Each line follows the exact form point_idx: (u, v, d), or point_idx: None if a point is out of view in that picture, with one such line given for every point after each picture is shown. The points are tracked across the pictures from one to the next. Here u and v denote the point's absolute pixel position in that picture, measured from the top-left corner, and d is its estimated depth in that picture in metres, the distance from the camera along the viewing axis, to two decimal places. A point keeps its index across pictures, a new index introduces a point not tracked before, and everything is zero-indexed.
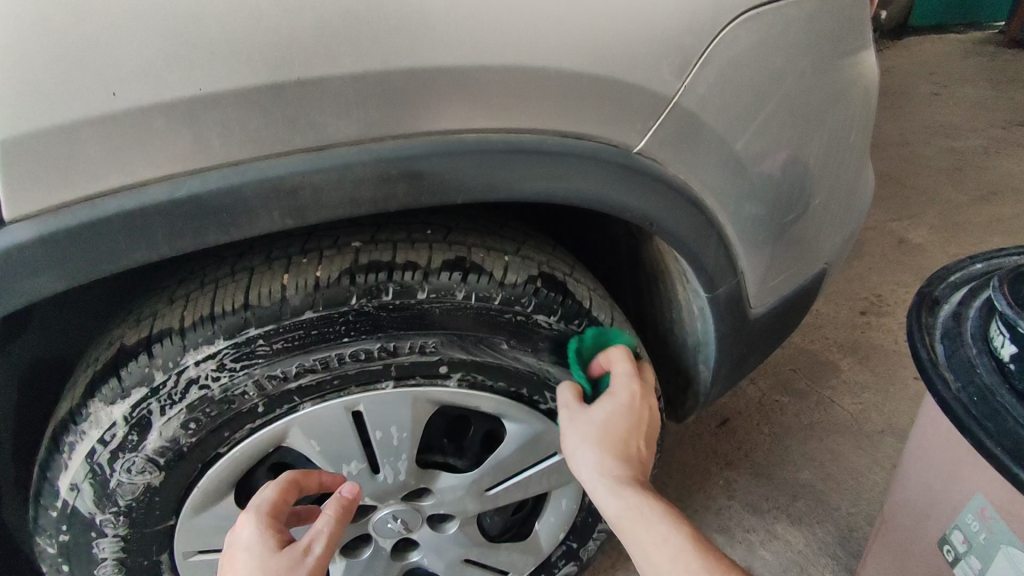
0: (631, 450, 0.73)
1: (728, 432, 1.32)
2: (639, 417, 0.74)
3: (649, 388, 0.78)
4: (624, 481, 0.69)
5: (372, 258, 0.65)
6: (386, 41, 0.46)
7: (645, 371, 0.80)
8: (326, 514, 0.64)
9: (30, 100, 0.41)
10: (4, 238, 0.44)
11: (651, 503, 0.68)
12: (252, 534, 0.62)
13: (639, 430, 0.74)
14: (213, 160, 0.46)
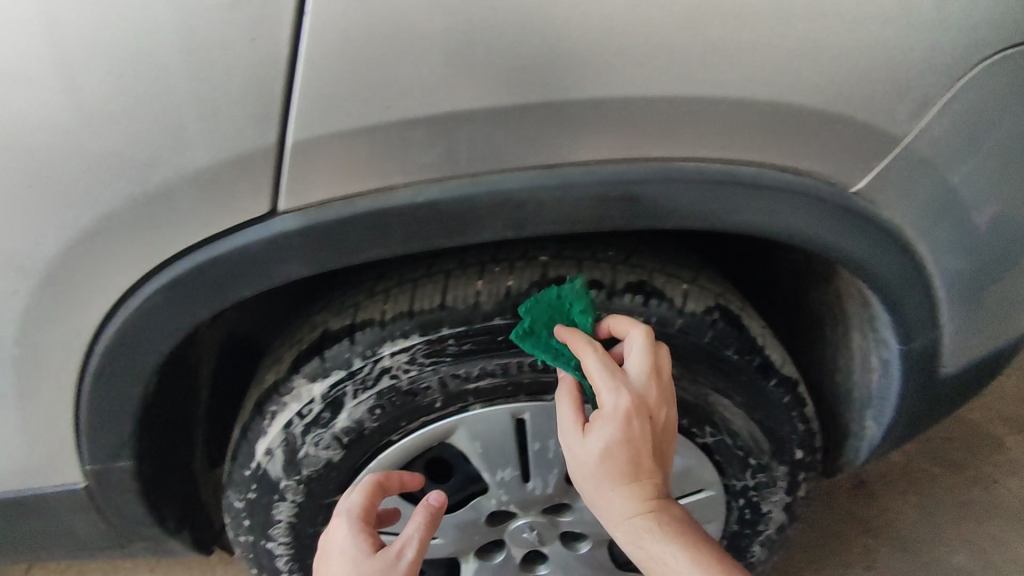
0: (647, 480, 0.62)
1: (868, 495, 1.22)
2: (647, 433, 0.61)
3: (666, 381, 0.63)
4: (640, 522, 0.62)
5: (559, 273, 0.67)
6: (628, 71, 0.48)
7: (638, 355, 0.62)
8: (416, 518, 0.63)
9: (322, 109, 0.46)
10: (275, 226, 0.51)
11: (676, 544, 0.61)
12: (346, 536, 0.64)
13: (646, 452, 0.62)
14: (456, 171, 0.50)
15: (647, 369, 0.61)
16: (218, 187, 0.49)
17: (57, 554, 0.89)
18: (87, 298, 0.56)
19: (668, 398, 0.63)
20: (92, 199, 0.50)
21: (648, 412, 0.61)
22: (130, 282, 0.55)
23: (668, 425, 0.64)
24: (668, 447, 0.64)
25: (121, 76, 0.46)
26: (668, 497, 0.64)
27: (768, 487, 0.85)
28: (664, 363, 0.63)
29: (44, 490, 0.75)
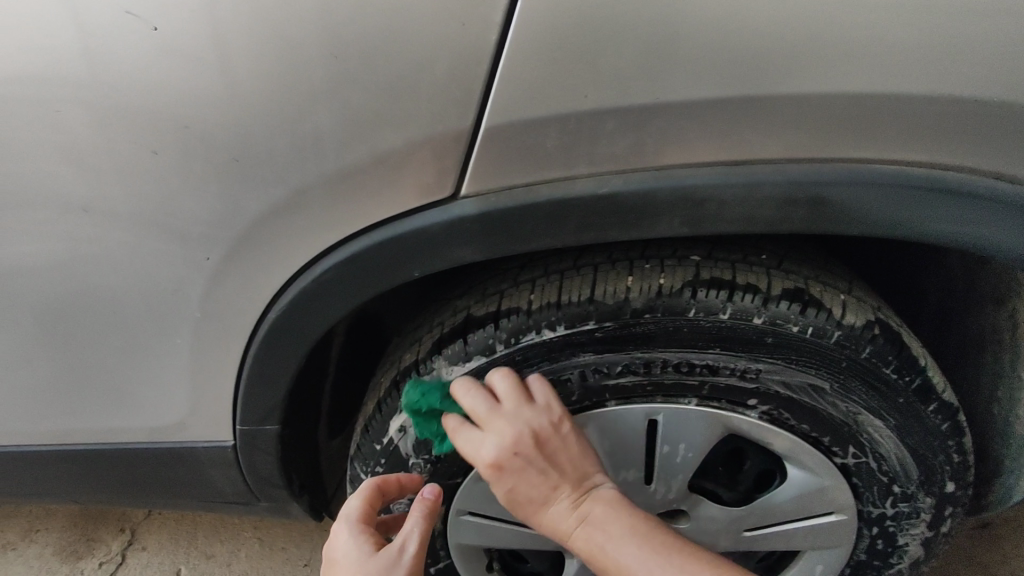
0: (559, 496, 0.66)
1: (993, 539, 1.12)
2: (526, 458, 0.65)
3: (511, 407, 0.65)
4: (570, 534, 0.66)
5: (713, 274, 0.65)
6: (839, 65, 0.45)
7: (470, 406, 0.66)
8: (414, 514, 0.70)
9: (520, 96, 0.47)
10: (455, 210, 0.52)
11: (606, 544, 0.64)
12: (348, 538, 0.69)
13: (534, 477, 0.66)
14: (640, 165, 0.50)
15: (484, 407, 0.65)
16: (411, 167, 0.51)
17: (193, 506, 0.96)
18: (268, 268, 0.60)
19: (526, 417, 0.65)
20: (286, 175, 0.53)
21: (510, 448, 0.65)
22: (311, 256, 0.58)
23: (546, 436, 0.66)
24: (567, 457, 0.66)
25: (331, 58, 0.48)
26: (588, 500, 0.66)
27: (908, 518, 0.80)
28: (503, 391, 0.66)
29: (197, 443, 0.81)
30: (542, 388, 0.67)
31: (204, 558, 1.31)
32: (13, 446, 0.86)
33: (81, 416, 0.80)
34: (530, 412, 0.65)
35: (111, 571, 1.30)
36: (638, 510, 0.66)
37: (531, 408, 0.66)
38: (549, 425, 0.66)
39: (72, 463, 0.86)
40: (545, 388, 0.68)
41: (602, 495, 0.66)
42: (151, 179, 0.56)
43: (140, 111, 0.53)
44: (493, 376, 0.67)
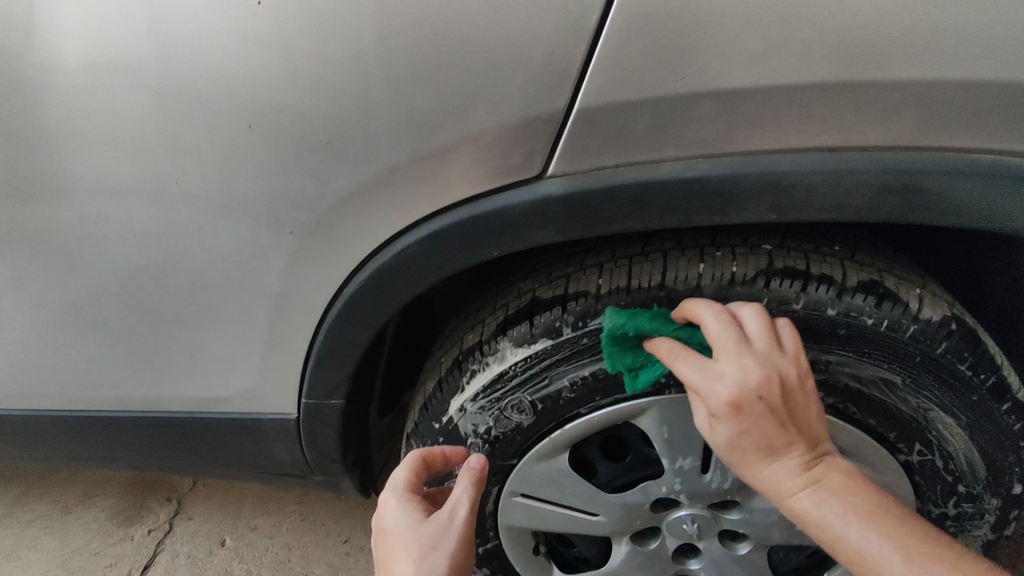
0: (790, 450, 0.58)
1: None
2: (764, 408, 0.55)
3: (768, 349, 0.57)
4: (832, 504, 0.57)
5: (786, 263, 0.65)
6: (943, 50, 0.45)
7: (715, 330, 0.58)
8: (462, 482, 0.68)
9: (616, 76, 0.48)
10: (539, 189, 0.53)
11: (831, 508, 0.56)
12: (396, 507, 0.69)
13: (771, 429, 0.56)
14: (731, 149, 0.50)
15: (734, 342, 0.57)
16: (502, 144, 0.52)
17: (248, 479, 0.98)
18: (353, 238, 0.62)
19: (775, 361, 0.56)
20: (380, 149, 0.55)
21: (755, 390, 0.55)
22: (395, 230, 0.60)
23: (794, 386, 0.57)
24: (806, 415, 0.58)
25: (434, 40, 0.51)
26: (820, 465, 0.58)
27: (971, 519, 0.78)
28: (754, 331, 0.58)
29: (262, 416, 0.83)
30: (789, 334, 0.59)
31: (249, 530, 1.34)
32: (87, 411, 0.89)
33: (155, 384, 0.83)
34: (779, 359, 0.56)
35: (160, 537, 1.34)
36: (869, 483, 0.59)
37: (783, 355, 0.57)
38: (792, 377, 0.57)
39: (140, 430, 0.89)
40: (793, 333, 0.59)
41: (834, 462, 0.59)
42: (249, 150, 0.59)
43: (246, 88, 0.56)
44: (743, 312, 0.59)
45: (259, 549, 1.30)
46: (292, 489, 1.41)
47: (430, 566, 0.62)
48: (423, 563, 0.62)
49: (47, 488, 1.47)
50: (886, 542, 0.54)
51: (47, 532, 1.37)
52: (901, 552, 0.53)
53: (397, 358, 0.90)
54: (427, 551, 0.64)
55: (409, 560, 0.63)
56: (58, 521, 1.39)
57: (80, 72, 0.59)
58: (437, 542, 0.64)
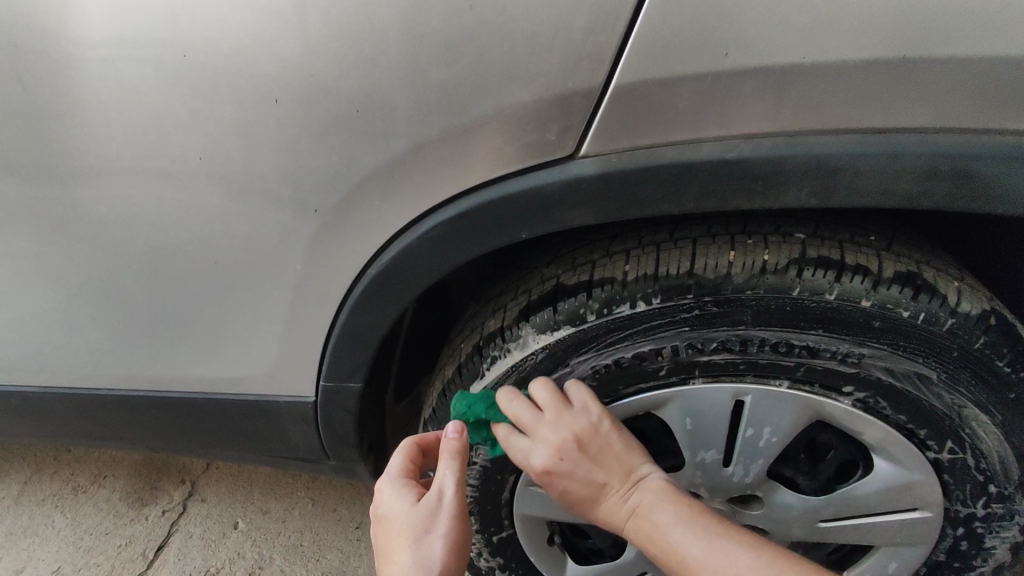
0: (608, 492, 0.65)
1: None
2: (567, 464, 0.64)
3: (555, 411, 0.66)
4: (653, 530, 0.61)
5: (821, 253, 0.63)
6: (995, 30, 0.44)
7: (512, 407, 0.68)
8: (446, 460, 0.67)
9: (660, 52, 0.48)
10: (573, 168, 0.53)
11: (659, 529, 0.61)
12: (392, 494, 0.69)
13: (583, 478, 0.65)
14: (774, 129, 0.49)
15: (528, 416, 0.66)
16: (539, 121, 0.52)
17: (261, 463, 0.97)
18: (382, 216, 0.62)
19: (566, 422, 0.65)
20: (415, 125, 0.55)
21: (554, 453, 0.64)
22: (425, 209, 0.60)
23: (586, 437, 0.65)
24: (612, 454, 0.65)
25: (472, 17, 0.50)
26: (635, 491, 0.64)
27: (1000, 520, 0.76)
28: (543, 398, 0.67)
29: (279, 397, 0.83)
30: (581, 393, 0.68)
31: (259, 513, 1.34)
32: (104, 390, 0.89)
33: (172, 364, 0.83)
34: (569, 417, 0.65)
35: (173, 518, 1.34)
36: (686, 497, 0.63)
37: (569, 412, 0.66)
38: (583, 426, 0.66)
39: (156, 410, 0.89)
40: (585, 390, 0.68)
41: (650, 485, 0.63)
42: (281, 125, 0.58)
43: (274, 63, 0.56)
44: (534, 386, 0.68)
45: (270, 533, 1.30)
46: (302, 476, 1.41)
47: (425, 550, 0.63)
48: (417, 548, 0.63)
49: (60, 468, 1.48)
50: (702, 544, 0.58)
51: (60, 512, 1.38)
52: (701, 547, 0.58)
53: (412, 345, 0.88)
54: (421, 535, 0.64)
55: (405, 546, 0.64)
56: (72, 501, 1.40)
57: (115, 41, 0.58)
58: (430, 524, 0.65)
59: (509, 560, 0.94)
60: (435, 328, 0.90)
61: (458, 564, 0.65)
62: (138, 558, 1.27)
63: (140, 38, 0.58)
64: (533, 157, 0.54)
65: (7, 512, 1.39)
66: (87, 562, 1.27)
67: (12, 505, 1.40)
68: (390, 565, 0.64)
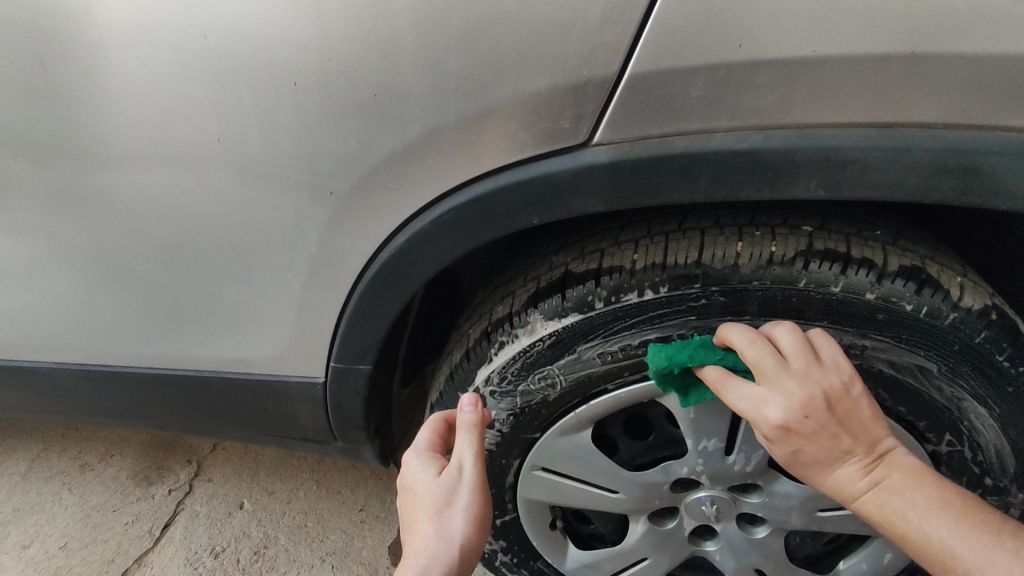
0: (849, 460, 0.65)
1: None
2: (811, 420, 0.62)
3: (805, 365, 0.62)
4: (885, 493, 0.64)
5: (827, 245, 0.64)
6: (1006, 27, 0.45)
7: (749, 350, 0.63)
8: (466, 436, 0.69)
9: (676, 42, 0.49)
10: (587, 156, 0.54)
11: (902, 511, 0.63)
12: (416, 467, 0.72)
13: (825, 441, 0.64)
14: (784, 121, 0.50)
15: (773, 364, 0.62)
16: (554, 109, 0.53)
17: (269, 443, 0.99)
18: (397, 200, 0.63)
19: (815, 379, 0.62)
20: (433, 110, 0.56)
21: (799, 409, 0.62)
22: (439, 194, 0.61)
23: (838, 397, 0.63)
24: (860, 422, 0.64)
25: (493, 5, 0.51)
26: (881, 464, 0.64)
27: (994, 513, 0.77)
28: (788, 347, 0.63)
29: (290, 378, 0.84)
30: (829, 344, 0.64)
31: (265, 494, 1.36)
32: (117, 368, 0.90)
33: (186, 343, 0.85)
34: (820, 372, 0.62)
35: (179, 497, 1.36)
36: (939, 481, 0.64)
37: (821, 368, 0.63)
38: (834, 382, 0.62)
39: (168, 389, 0.90)
40: (829, 342, 0.64)
41: (897, 460, 0.65)
42: (301, 109, 0.60)
43: (295, 46, 0.57)
44: (776, 330, 0.64)
45: (275, 514, 1.32)
46: (307, 458, 1.43)
47: (446, 522, 0.66)
48: (438, 520, 0.66)
49: (70, 445, 1.50)
50: (954, 530, 0.60)
51: (69, 488, 1.40)
52: (963, 540, 0.59)
53: (421, 330, 0.89)
54: (442, 509, 0.67)
55: (426, 518, 0.66)
56: (80, 478, 1.42)
57: (138, 23, 0.59)
58: (450, 498, 0.67)
59: (512, 543, 0.96)
60: (445, 313, 0.91)
61: (479, 537, 0.67)
62: (146, 535, 1.29)
63: (163, 20, 0.59)
64: (548, 144, 0.55)
65: (17, 488, 1.42)
66: (96, 538, 1.29)
67: (21, 482, 1.43)
68: (412, 535, 0.67)
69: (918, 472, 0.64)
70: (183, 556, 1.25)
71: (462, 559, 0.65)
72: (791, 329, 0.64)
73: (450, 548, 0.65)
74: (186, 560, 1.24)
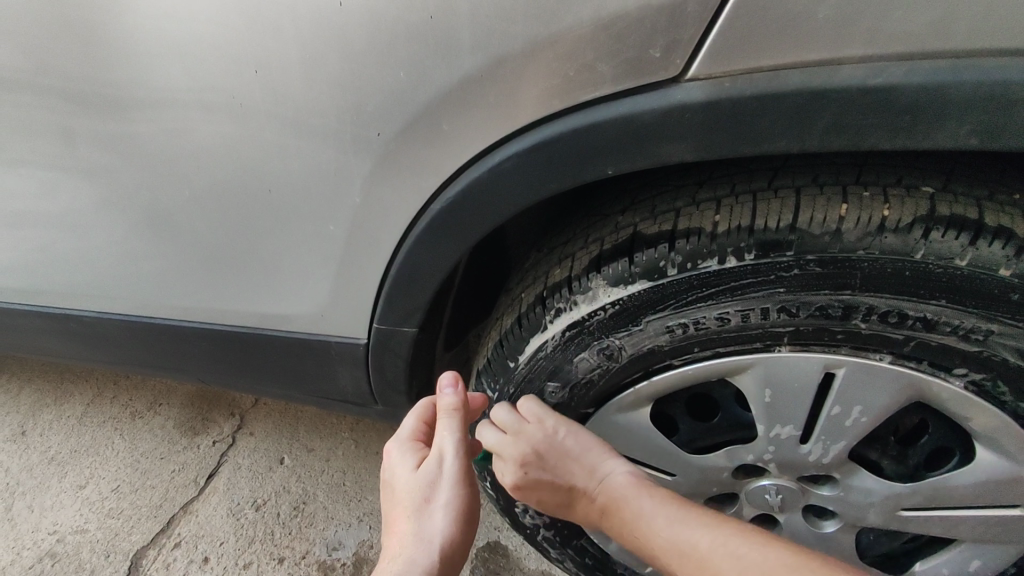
0: (581, 492, 0.71)
1: None
2: (532, 474, 0.72)
3: (517, 425, 0.71)
4: (620, 517, 0.68)
5: (954, 211, 0.54)
6: None
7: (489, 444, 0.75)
8: (447, 424, 0.65)
9: None
10: (678, 94, 0.47)
11: (632, 519, 0.66)
12: (398, 458, 0.68)
13: (552, 484, 0.72)
14: (936, 48, 0.42)
15: (495, 440, 0.74)
16: (646, 33, 0.45)
17: (309, 403, 0.95)
18: (451, 145, 0.56)
19: (524, 438, 0.71)
20: (500, 37, 0.49)
21: (519, 469, 0.72)
22: (499, 139, 0.54)
23: (546, 448, 0.70)
24: (567, 463, 0.70)
25: None
26: (600, 488, 0.69)
27: None
28: (504, 422, 0.73)
29: (330, 337, 0.79)
30: (539, 408, 0.71)
31: (305, 451, 1.35)
32: (158, 318, 0.87)
33: (225, 296, 0.80)
34: (524, 433, 0.71)
35: (223, 449, 1.37)
36: (652, 491, 0.66)
37: (525, 431, 0.71)
38: (534, 442, 0.70)
39: (208, 342, 0.87)
40: (538, 403, 0.72)
41: (612, 483, 0.68)
42: (346, 37, 0.53)
43: None
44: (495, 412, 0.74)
45: (315, 471, 1.30)
46: (348, 417, 1.41)
47: (427, 522, 0.62)
48: (418, 520, 0.62)
49: (120, 392, 1.53)
50: (688, 522, 0.64)
51: (119, 433, 1.42)
52: (693, 525, 0.64)
53: (466, 291, 0.82)
54: (422, 507, 0.63)
55: (408, 518, 0.63)
56: (130, 424, 1.44)
57: None
58: (431, 494, 0.63)
59: (555, 519, 0.89)
60: (490, 275, 0.84)
61: (464, 535, 0.63)
62: (191, 484, 1.30)
63: None
64: (635, 76, 0.47)
65: (71, 431, 1.44)
66: (144, 483, 1.31)
67: (75, 425, 1.45)
68: (395, 536, 0.64)
69: (632, 486, 0.67)
70: (226, 506, 1.25)
71: (444, 562, 0.61)
72: (512, 407, 0.73)
73: (430, 550, 0.61)
74: (229, 510, 1.24)
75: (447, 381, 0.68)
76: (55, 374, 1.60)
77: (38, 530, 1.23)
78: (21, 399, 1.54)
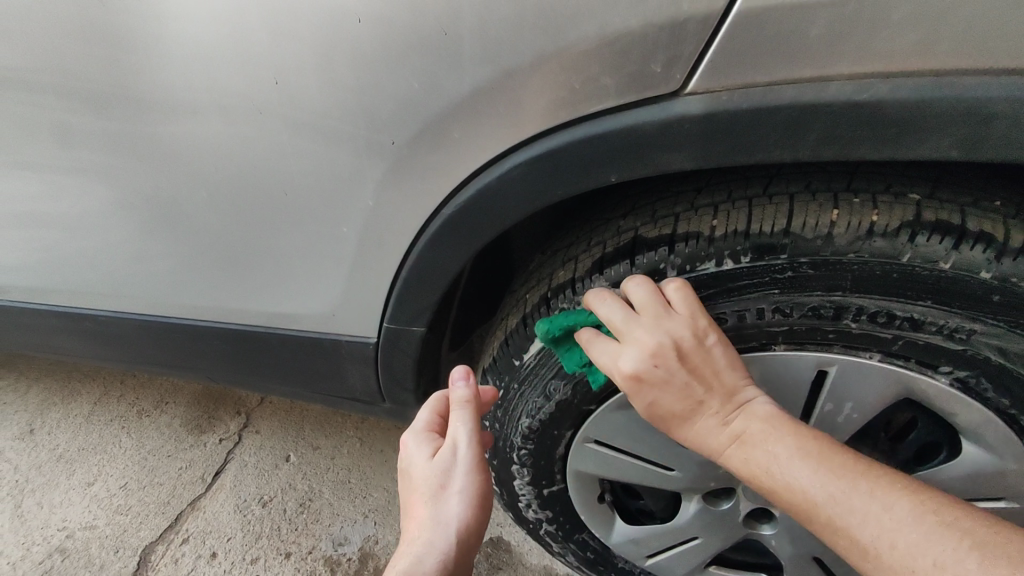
0: (707, 414, 0.61)
1: None
2: (661, 371, 0.60)
3: (659, 308, 0.60)
4: (758, 461, 0.58)
5: (939, 217, 0.57)
6: None
7: (603, 310, 0.63)
8: (461, 414, 0.68)
9: None
10: (677, 107, 0.50)
11: (770, 459, 0.57)
12: (412, 449, 0.70)
13: (679, 391, 0.61)
14: (917, 66, 0.45)
15: (622, 317, 0.61)
16: (648, 49, 0.48)
17: (318, 400, 0.98)
18: (461, 152, 0.59)
19: (663, 329, 0.60)
20: (510, 51, 0.51)
21: (649, 360, 0.60)
22: (507, 147, 0.57)
23: (689, 349, 0.60)
24: (715, 371, 0.60)
25: None
26: (739, 413, 0.60)
27: None
28: (639, 298, 0.61)
29: (340, 336, 0.82)
30: (684, 297, 0.61)
31: (310, 448, 1.37)
32: (172, 318, 0.90)
33: (238, 296, 0.83)
34: (667, 323, 0.60)
35: (230, 447, 1.39)
36: (798, 424, 0.58)
37: (671, 320, 0.60)
38: (679, 333, 0.60)
39: (221, 341, 0.90)
40: (685, 292, 0.61)
41: (756, 410, 0.59)
42: (363, 51, 0.56)
43: None
44: (629, 285, 0.63)
45: (321, 468, 1.33)
46: (352, 416, 1.44)
47: (442, 507, 0.65)
48: (433, 506, 0.65)
49: (127, 391, 1.55)
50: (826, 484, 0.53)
51: (127, 432, 1.45)
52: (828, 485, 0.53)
53: (472, 291, 0.85)
54: (437, 493, 0.65)
55: (423, 504, 0.65)
56: (137, 423, 1.47)
57: None
58: (445, 481, 0.65)
59: (558, 513, 0.92)
60: (495, 276, 0.87)
61: (478, 519, 0.66)
62: (198, 481, 1.32)
63: None
64: (638, 88, 0.50)
65: (79, 429, 1.47)
66: (152, 480, 1.33)
67: (83, 423, 1.48)
68: (412, 521, 0.66)
69: (778, 418, 0.58)
70: (233, 502, 1.27)
71: (460, 545, 0.64)
72: (648, 283, 0.62)
73: (446, 533, 0.63)
74: (236, 506, 1.27)
75: (458, 373, 0.70)
76: (62, 373, 1.63)
77: (48, 526, 1.26)
78: (29, 399, 1.56)
